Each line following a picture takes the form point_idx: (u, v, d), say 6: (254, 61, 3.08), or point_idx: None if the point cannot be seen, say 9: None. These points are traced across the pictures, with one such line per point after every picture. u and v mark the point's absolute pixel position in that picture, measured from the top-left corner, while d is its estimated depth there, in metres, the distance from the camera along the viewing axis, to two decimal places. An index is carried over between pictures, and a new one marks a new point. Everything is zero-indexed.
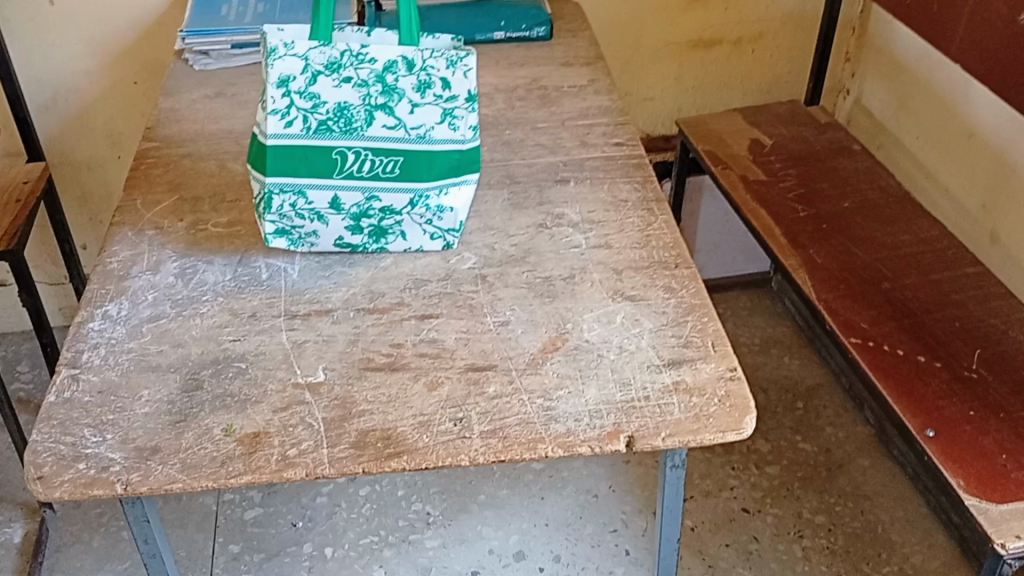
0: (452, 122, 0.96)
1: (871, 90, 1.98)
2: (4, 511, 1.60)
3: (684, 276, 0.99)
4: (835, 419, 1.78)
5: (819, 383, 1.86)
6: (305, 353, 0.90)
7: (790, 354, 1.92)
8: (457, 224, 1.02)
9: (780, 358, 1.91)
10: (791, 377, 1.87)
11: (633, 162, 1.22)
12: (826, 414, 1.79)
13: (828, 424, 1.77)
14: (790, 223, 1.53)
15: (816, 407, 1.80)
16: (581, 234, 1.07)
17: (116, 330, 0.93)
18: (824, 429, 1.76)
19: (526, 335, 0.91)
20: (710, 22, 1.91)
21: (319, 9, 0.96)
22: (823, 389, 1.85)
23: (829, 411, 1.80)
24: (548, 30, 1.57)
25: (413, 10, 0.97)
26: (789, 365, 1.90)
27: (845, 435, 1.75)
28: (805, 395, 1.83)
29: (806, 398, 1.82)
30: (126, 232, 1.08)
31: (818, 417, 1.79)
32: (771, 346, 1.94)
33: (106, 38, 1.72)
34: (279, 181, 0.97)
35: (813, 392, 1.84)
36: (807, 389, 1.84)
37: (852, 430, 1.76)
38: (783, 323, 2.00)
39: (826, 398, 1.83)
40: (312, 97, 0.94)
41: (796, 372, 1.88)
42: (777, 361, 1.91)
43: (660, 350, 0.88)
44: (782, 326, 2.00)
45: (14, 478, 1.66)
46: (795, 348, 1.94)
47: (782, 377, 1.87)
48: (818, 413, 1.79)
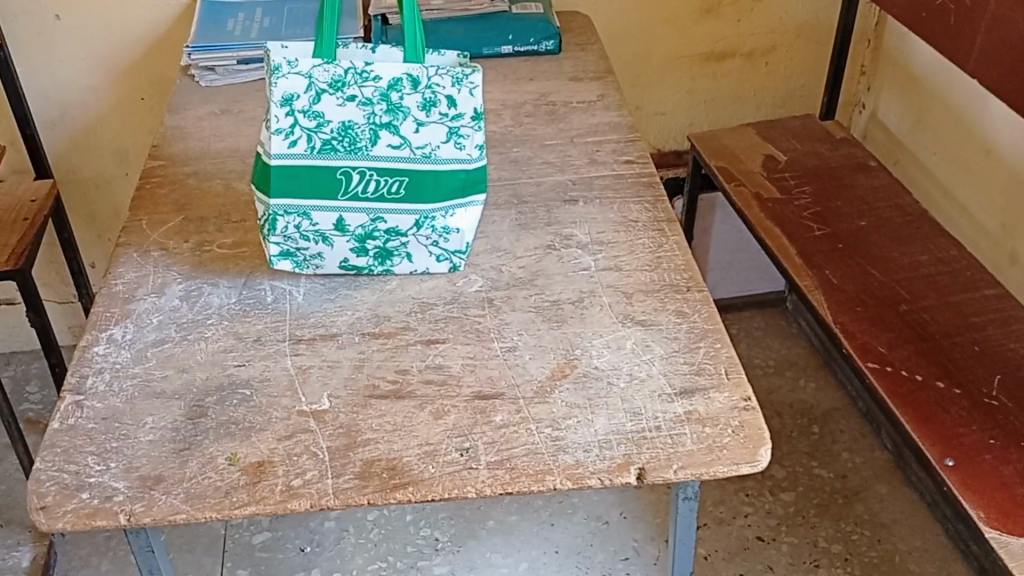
0: (458, 141, 0.95)
1: (886, 104, 1.97)
2: (13, 534, 1.59)
3: (695, 299, 0.97)
4: (851, 444, 1.77)
5: (835, 407, 1.85)
6: (310, 379, 0.88)
7: (805, 375, 1.92)
8: (464, 245, 1.01)
9: (796, 381, 1.90)
10: (805, 401, 1.86)
11: (643, 181, 1.21)
12: (842, 439, 1.78)
13: (843, 448, 1.76)
14: (806, 242, 1.55)
15: (832, 431, 1.79)
16: (591, 256, 1.05)
17: (121, 355, 0.91)
18: (840, 454, 1.75)
19: (534, 361, 0.89)
20: (722, 34, 1.90)
21: (324, 25, 0.94)
22: (838, 413, 1.83)
23: (845, 435, 1.79)
24: (557, 44, 1.55)
25: (418, 26, 0.95)
26: (804, 388, 1.89)
27: (860, 460, 1.74)
28: (820, 419, 1.82)
29: (821, 422, 1.81)
30: (132, 253, 1.07)
31: (834, 442, 1.77)
32: (785, 367, 1.94)
33: (113, 54, 1.72)
34: (284, 203, 0.96)
35: (828, 416, 1.83)
36: (822, 413, 1.84)
37: (869, 456, 1.75)
38: (798, 343, 2.00)
39: (842, 423, 1.81)
40: (317, 116, 0.92)
41: (811, 395, 1.87)
42: (792, 383, 1.90)
43: (672, 378, 0.86)
44: (796, 346, 2.00)
45: (22, 501, 1.65)
46: (810, 369, 1.93)
47: (797, 401, 1.86)
48: (834, 437, 1.78)
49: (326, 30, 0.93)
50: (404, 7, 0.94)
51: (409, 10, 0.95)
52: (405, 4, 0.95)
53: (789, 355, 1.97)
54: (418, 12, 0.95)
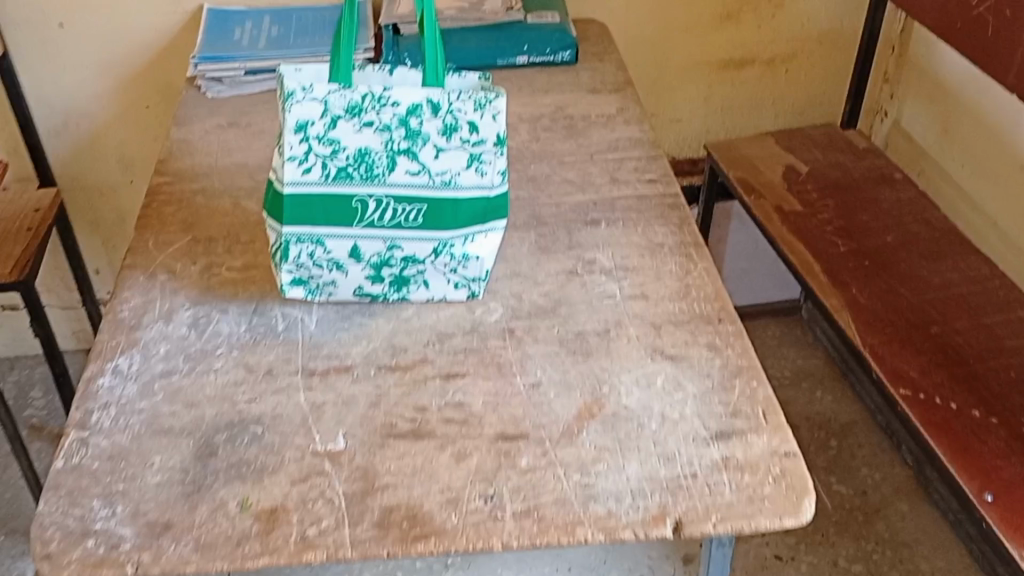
0: (479, 167, 0.90)
1: (910, 113, 1.94)
2: (16, 545, 1.62)
3: (728, 332, 0.95)
4: (870, 459, 1.76)
5: (854, 421, 1.85)
6: (324, 416, 0.84)
7: (822, 388, 1.91)
8: (483, 273, 0.96)
9: (813, 394, 1.90)
10: (823, 414, 1.85)
11: (667, 203, 1.17)
12: (861, 453, 1.77)
13: (862, 464, 1.75)
14: (829, 258, 1.52)
15: (850, 445, 1.79)
16: (615, 282, 1.02)
17: (127, 388, 0.87)
18: (859, 470, 1.74)
19: (560, 400, 0.86)
20: (742, 41, 1.85)
21: (340, 49, 0.89)
22: (857, 428, 1.83)
23: (864, 450, 1.78)
24: (574, 54, 1.50)
25: (439, 49, 0.90)
26: (821, 401, 1.89)
27: (880, 477, 1.73)
28: (838, 432, 1.81)
29: (839, 436, 1.81)
30: (138, 277, 1.03)
31: (852, 457, 1.77)
32: (801, 379, 1.93)
33: (117, 60, 1.67)
34: (296, 231, 0.91)
35: (846, 430, 1.82)
36: (840, 426, 1.83)
37: (890, 471, 1.74)
38: (814, 354, 2.00)
39: (861, 437, 1.81)
40: (332, 142, 0.88)
41: (829, 408, 1.86)
42: (808, 396, 1.89)
43: (706, 420, 0.84)
44: (812, 358, 1.99)
45: (27, 509, 1.68)
46: (827, 382, 1.93)
47: (816, 414, 1.85)
48: (853, 452, 1.78)
49: (342, 55, 0.89)
50: (424, 28, 0.89)
51: (429, 30, 0.90)
52: (425, 24, 0.90)
53: (806, 367, 1.96)
54: (439, 32, 0.90)
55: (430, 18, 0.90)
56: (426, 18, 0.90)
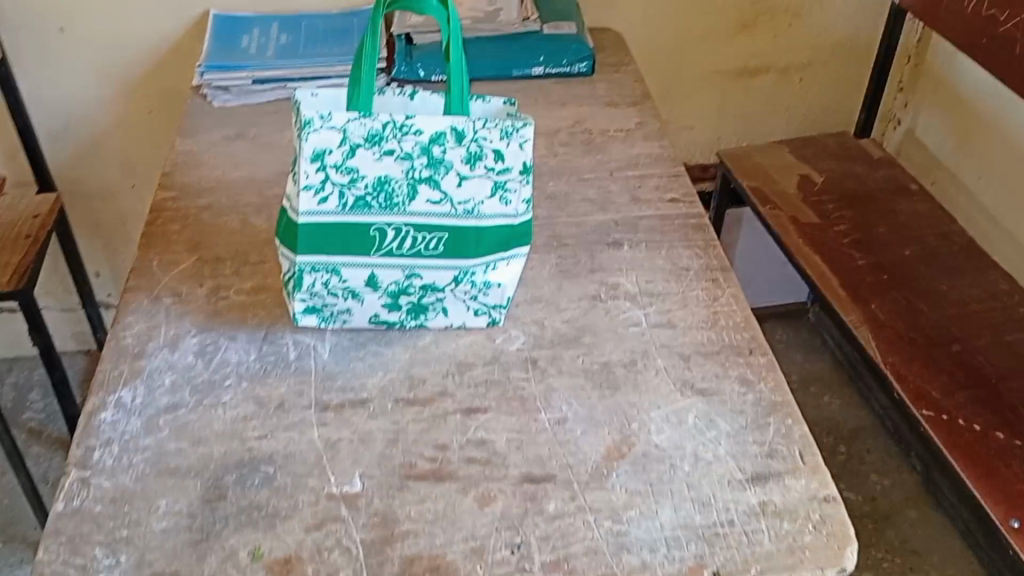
0: (504, 195, 0.87)
1: (925, 122, 1.90)
2: (15, 552, 1.58)
3: (760, 364, 0.91)
4: (879, 465, 1.74)
5: (862, 426, 1.82)
6: (339, 456, 0.80)
7: (830, 392, 1.88)
8: (504, 300, 0.93)
9: (821, 398, 1.87)
10: (831, 419, 1.83)
11: (692, 223, 1.13)
12: (870, 459, 1.75)
13: (872, 470, 1.73)
14: (848, 273, 1.47)
15: (859, 451, 1.76)
16: (641, 309, 0.98)
17: (131, 424, 0.82)
18: (868, 476, 1.72)
19: (586, 437, 0.82)
20: (759, 50, 1.80)
21: (360, 78, 0.85)
22: (866, 433, 1.80)
23: (873, 456, 1.76)
24: (590, 66, 1.47)
25: (464, 80, 0.87)
26: (829, 405, 1.86)
27: (890, 483, 1.71)
28: (846, 438, 1.79)
29: (848, 441, 1.78)
30: (142, 300, 0.99)
31: (862, 463, 1.74)
32: (809, 383, 1.90)
33: (119, 65, 1.63)
34: (311, 260, 0.87)
35: (855, 435, 1.80)
36: (849, 432, 1.80)
37: (898, 478, 1.72)
38: (822, 357, 1.96)
39: (870, 442, 1.78)
40: (350, 171, 0.84)
41: (837, 413, 1.84)
42: (817, 400, 1.86)
43: (742, 461, 0.80)
44: (820, 361, 1.95)
45: (27, 515, 1.64)
46: (835, 386, 1.90)
47: (824, 419, 1.83)
48: (862, 458, 1.75)
49: (362, 86, 0.85)
50: (450, 59, 0.85)
51: (455, 59, 0.86)
52: (451, 53, 0.86)
53: (814, 370, 1.93)
54: (465, 61, 0.86)
55: (455, 45, 0.86)
56: (452, 46, 0.86)
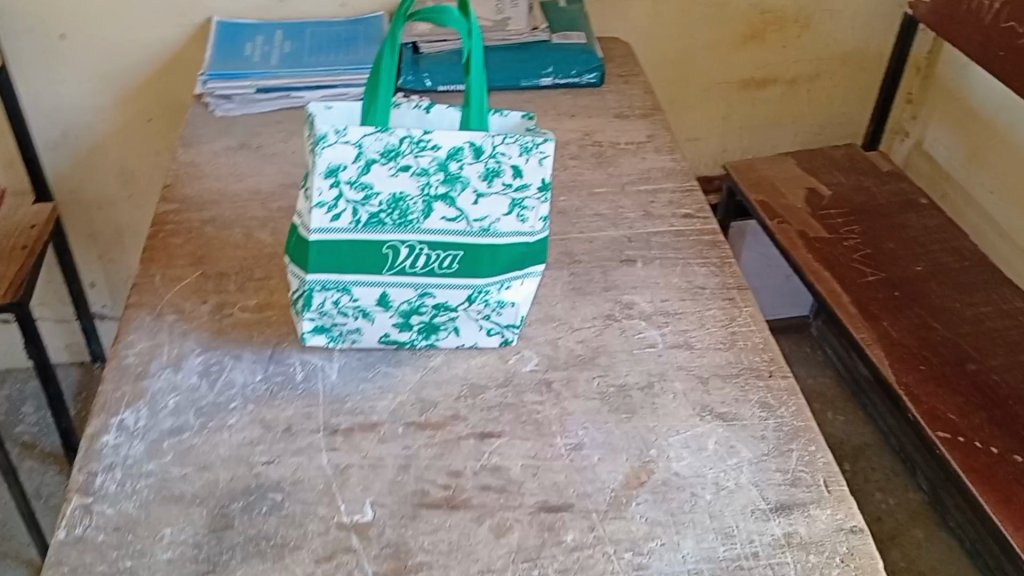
0: (521, 213, 0.84)
1: (934, 134, 1.88)
2: (8, 570, 1.55)
3: (780, 389, 0.88)
4: (884, 483, 1.72)
5: (865, 443, 1.80)
6: (349, 482, 0.77)
7: (833, 408, 1.86)
8: (518, 320, 0.90)
9: (824, 414, 1.85)
10: (835, 436, 1.80)
11: (706, 240, 1.10)
12: (875, 477, 1.73)
13: (876, 488, 1.71)
14: (859, 289, 1.45)
15: (863, 469, 1.74)
16: (656, 329, 0.96)
17: (134, 448, 0.80)
18: (873, 495, 1.70)
19: (604, 464, 0.79)
20: (767, 61, 1.78)
21: (377, 93, 0.83)
22: (869, 450, 1.78)
23: (877, 474, 1.74)
24: (600, 77, 1.44)
25: (484, 93, 0.85)
26: (832, 422, 1.84)
27: (894, 502, 1.69)
28: (850, 455, 1.77)
29: (852, 459, 1.76)
30: (144, 317, 0.96)
31: (866, 481, 1.72)
32: (812, 399, 1.88)
33: (119, 72, 1.60)
34: (321, 278, 0.85)
35: (859, 453, 1.77)
36: (852, 449, 1.78)
37: (903, 497, 1.70)
38: (824, 372, 1.94)
39: (874, 460, 1.76)
40: (364, 187, 0.81)
41: (841, 430, 1.82)
42: (821, 416, 1.84)
43: (765, 490, 0.78)
44: (823, 376, 1.93)
45: (20, 532, 1.61)
46: (838, 402, 1.87)
47: (827, 436, 1.80)
48: (866, 475, 1.73)
49: (378, 102, 0.83)
50: (470, 76, 0.83)
51: (475, 76, 0.83)
52: (471, 71, 0.83)
53: (817, 385, 1.91)
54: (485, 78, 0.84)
55: (476, 63, 0.83)
56: (472, 62, 0.83)
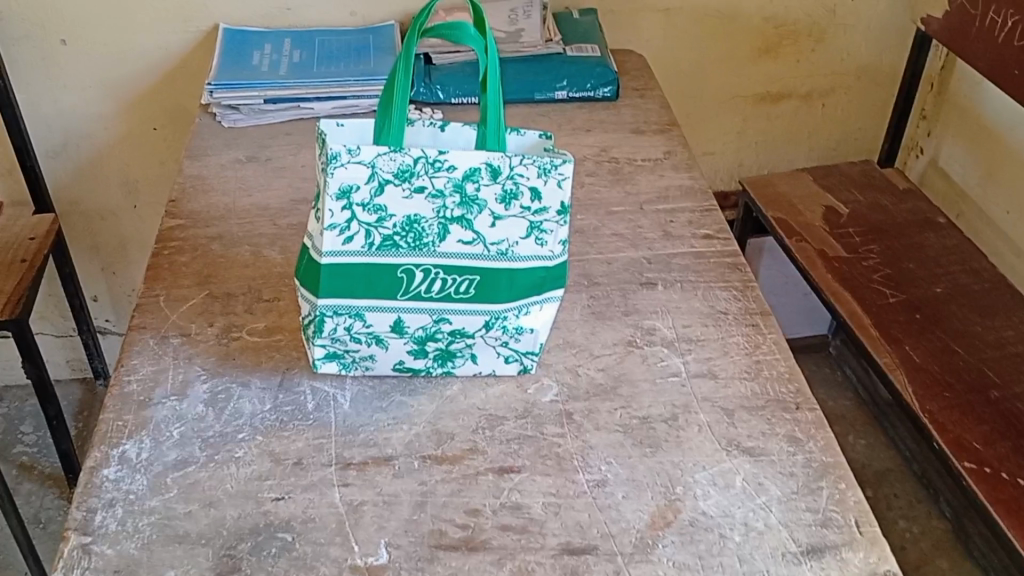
0: (539, 236, 0.81)
1: (949, 151, 1.85)
2: None
3: (809, 421, 0.84)
4: (907, 511, 1.69)
5: (888, 468, 1.77)
6: (362, 521, 0.74)
7: (854, 432, 1.84)
8: (537, 346, 0.87)
9: (845, 438, 1.82)
10: (857, 461, 1.78)
11: (728, 262, 1.07)
12: (897, 504, 1.70)
13: (899, 516, 1.68)
14: (879, 311, 1.42)
15: (886, 496, 1.72)
16: (679, 357, 0.92)
17: (136, 482, 0.77)
18: (896, 523, 1.67)
19: (628, 503, 0.76)
20: (781, 74, 1.75)
21: (392, 104, 0.78)
22: (892, 475, 1.76)
23: (900, 500, 1.71)
24: (615, 90, 1.41)
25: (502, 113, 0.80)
26: (854, 446, 1.81)
27: (919, 530, 1.66)
28: (872, 481, 1.74)
29: (875, 485, 1.74)
30: (148, 340, 0.93)
31: (889, 508, 1.70)
32: (833, 422, 1.86)
33: (122, 81, 1.57)
34: (333, 303, 0.81)
35: (881, 478, 1.75)
36: (875, 475, 1.76)
37: (927, 525, 1.67)
38: (844, 395, 1.92)
39: (896, 486, 1.74)
40: (378, 209, 0.77)
41: (862, 455, 1.79)
42: (842, 440, 1.82)
43: (796, 531, 0.74)
44: (842, 399, 1.91)
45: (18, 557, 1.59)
46: (859, 426, 1.85)
47: (849, 461, 1.78)
48: (889, 503, 1.71)
49: (395, 111, 0.78)
50: (487, 92, 0.79)
51: (492, 93, 0.79)
52: (488, 87, 0.79)
53: (837, 409, 1.89)
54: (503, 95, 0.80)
55: (493, 79, 0.79)
56: (489, 79, 0.79)
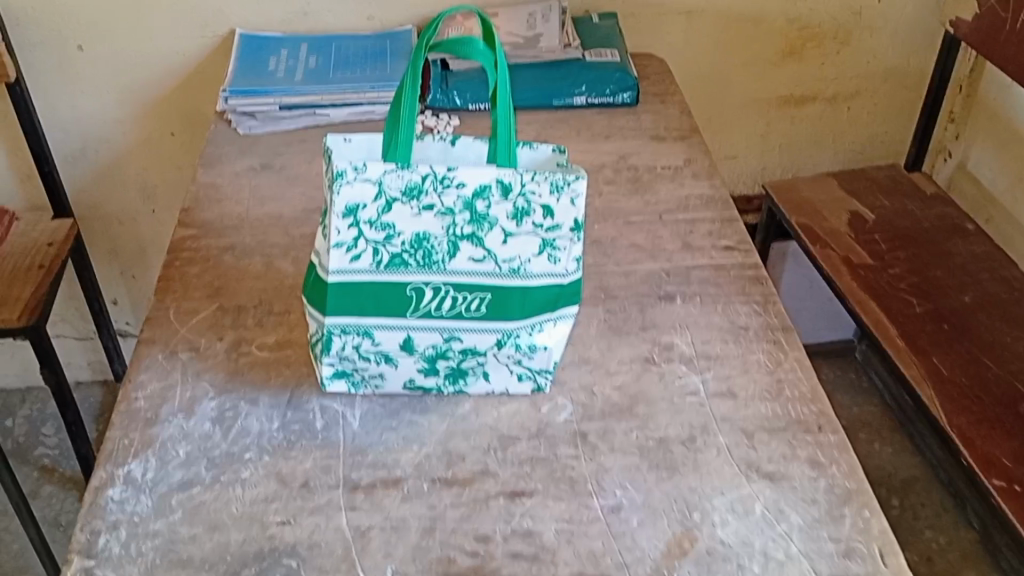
0: (552, 253, 0.78)
1: (978, 155, 1.80)
2: None
3: (831, 444, 0.82)
4: (934, 521, 1.65)
5: (914, 476, 1.73)
6: (369, 547, 0.72)
7: (879, 439, 1.80)
8: (551, 364, 0.84)
9: (871, 446, 1.79)
10: (882, 469, 1.74)
11: (749, 275, 1.04)
12: (924, 514, 1.66)
13: (926, 526, 1.64)
14: (905, 321, 1.38)
15: (913, 505, 1.68)
16: (698, 375, 0.89)
17: (141, 503, 0.76)
18: (923, 533, 1.63)
19: (644, 530, 0.73)
20: (807, 77, 1.71)
21: (399, 127, 0.77)
22: (919, 484, 1.72)
23: (927, 510, 1.67)
24: (635, 96, 1.38)
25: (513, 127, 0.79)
26: (879, 453, 1.78)
27: (945, 541, 1.62)
28: (898, 490, 1.70)
29: (901, 493, 1.70)
30: (157, 355, 0.92)
31: (915, 518, 1.66)
32: (858, 429, 1.82)
33: (140, 87, 1.57)
34: (340, 322, 0.79)
35: (907, 487, 1.71)
36: (901, 483, 1.72)
37: (955, 535, 1.63)
38: (870, 401, 1.88)
39: (923, 495, 1.70)
40: (386, 227, 0.76)
41: (888, 463, 1.76)
42: (867, 447, 1.78)
43: (817, 562, 0.71)
44: (868, 405, 1.87)
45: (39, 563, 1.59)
46: (885, 432, 1.81)
47: (874, 469, 1.74)
48: (915, 512, 1.67)
49: (401, 134, 0.76)
50: (498, 107, 0.77)
51: (502, 108, 0.78)
52: (498, 102, 0.78)
53: (863, 415, 1.85)
54: (512, 109, 0.78)
55: (502, 94, 0.78)
56: (499, 94, 0.78)
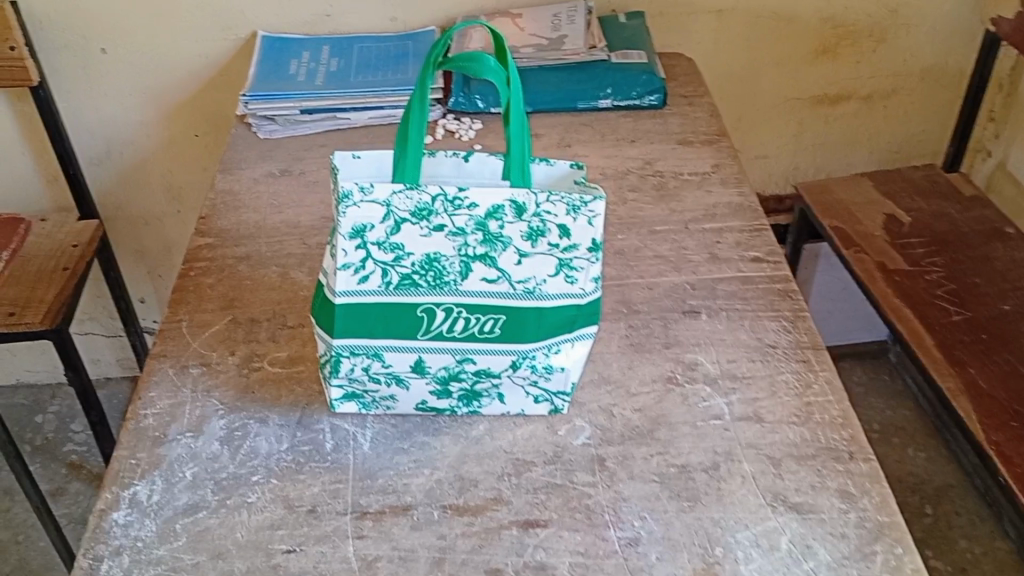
0: (570, 274, 0.75)
1: (1019, 156, 1.73)
2: None
3: (862, 474, 0.78)
4: (969, 530, 1.60)
5: (949, 483, 1.68)
6: None
7: (914, 444, 1.75)
8: (568, 386, 0.81)
9: (904, 452, 1.73)
10: (916, 476, 1.69)
11: (777, 288, 1.00)
12: (959, 523, 1.61)
13: (961, 535, 1.59)
14: (942, 331, 1.33)
15: (947, 513, 1.62)
16: (722, 398, 0.86)
17: (145, 528, 0.74)
18: (958, 543, 1.58)
19: (663, 565, 0.70)
20: (843, 75, 1.66)
21: (407, 145, 0.74)
22: (953, 492, 1.66)
23: (962, 519, 1.62)
24: (662, 98, 1.34)
25: (526, 143, 0.75)
26: (913, 459, 1.72)
27: (981, 551, 1.56)
28: (932, 497, 1.65)
29: (935, 501, 1.65)
30: (167, 369, 0.90)
31: (949, 527, 1.60)
32: (891, 434, 1.77)
33: (163, 88, 1.55)
34: (348, 343, 0.77)
35: (941, 494, 1.66)
36: (935, 490, 1.66)
37: (990, 545, 1.57)
38: (904, 405, 1.83)
39: (958, 503, 1.64)
40: (394, 248, 0.73)
41: (922, 469, 1.70)
42: (900, 453, 1.73)
43: None
44: (902, 409, 1.82)
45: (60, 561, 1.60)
46: (919, 438, 1.76)
47: (908, 475, 1.69)
48: (950, 521, 1.61)
49: (409, 152, 0.74)
50: (511, 125, 0.74)
51: (515, 126, 0.74)
52: (511, 118, 0.74)
53: (896, 419, 1.80)
54: (527, 127, 0.75)
55: (516, 112, 0.74)
56: (512, 111, 0.74)
